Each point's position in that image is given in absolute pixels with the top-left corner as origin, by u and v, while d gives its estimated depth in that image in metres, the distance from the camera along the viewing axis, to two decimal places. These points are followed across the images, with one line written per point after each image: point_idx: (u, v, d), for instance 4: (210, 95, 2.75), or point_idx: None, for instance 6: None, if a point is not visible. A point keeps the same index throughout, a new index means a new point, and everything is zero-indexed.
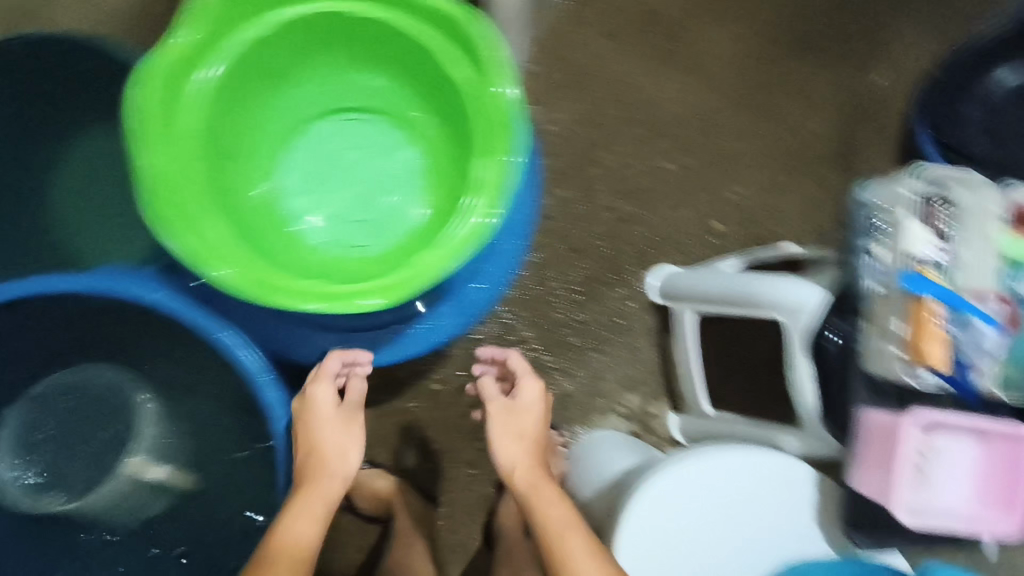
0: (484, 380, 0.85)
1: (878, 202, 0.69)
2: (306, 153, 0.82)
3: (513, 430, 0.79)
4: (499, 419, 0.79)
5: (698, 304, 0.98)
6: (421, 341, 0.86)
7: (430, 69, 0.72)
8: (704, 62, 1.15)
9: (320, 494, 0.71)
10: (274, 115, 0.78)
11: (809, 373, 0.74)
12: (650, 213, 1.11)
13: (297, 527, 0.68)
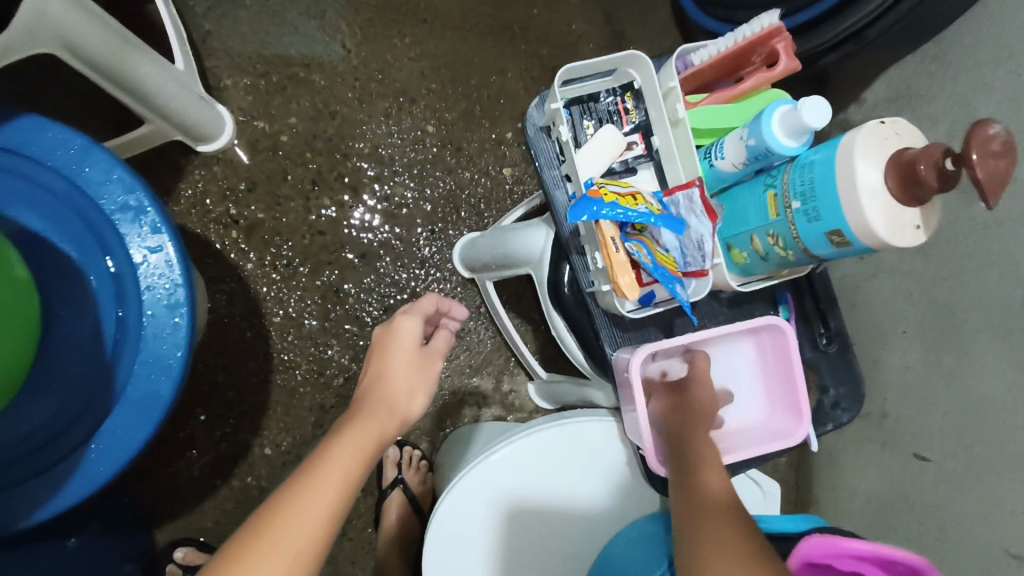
0: (404, 318, 0.64)
1: (543, 122, 0.60)
2: None
3: (425, 384, 0.62)
4: (400, 402, 0.59)
5: (486, 272, 0.89)
6: (84, 479, 0.59)
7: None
8: (432, 5, 1.02)
9: (338, 476, 0.50)
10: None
11: (563, 321, 0.66)
12: (428, 189, 1.01)
13: (347, 464, 0.51)
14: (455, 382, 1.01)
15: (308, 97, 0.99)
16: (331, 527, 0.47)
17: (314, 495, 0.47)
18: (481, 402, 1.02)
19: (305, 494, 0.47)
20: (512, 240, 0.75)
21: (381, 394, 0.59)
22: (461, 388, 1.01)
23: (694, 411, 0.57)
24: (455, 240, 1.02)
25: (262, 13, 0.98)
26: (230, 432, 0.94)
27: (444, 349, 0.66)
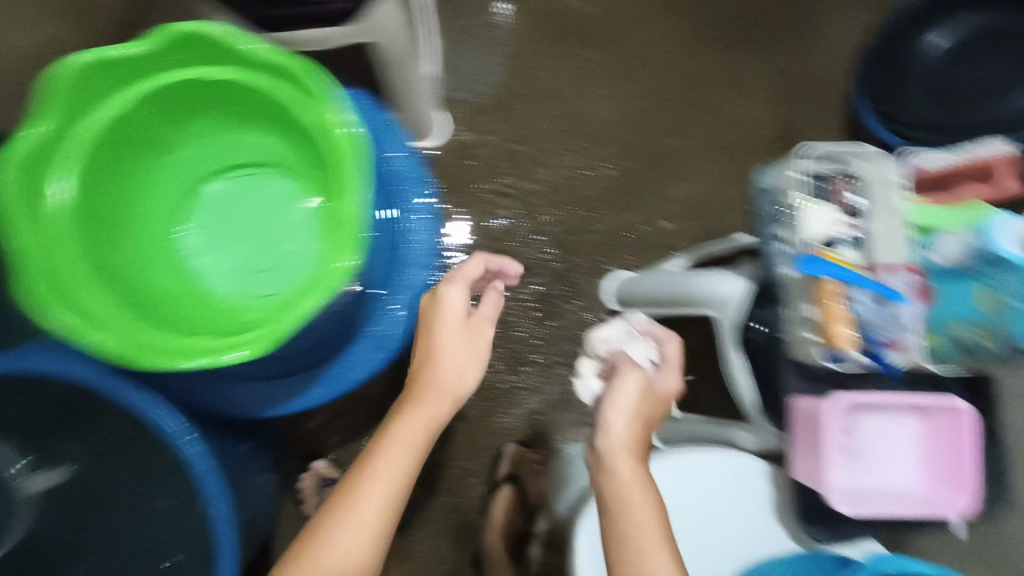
0: (444, 294, 0.71)
1: (772, 187, 0.70)
2: (202, 221, 0.69)
3: (478, 355, 0.71)
4: (438, 380, 0.68)
5: (646, 308, 0.98)
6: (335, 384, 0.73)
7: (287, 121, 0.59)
8: (633, 65, 1.15)
9: (388, 464, 0.62)
10: (144, 206, 0.64)
11: (740, 361, 0.73)
12: (594, 222, 1.12)
13: (375, 476, 0.61)
14: (579, 401, 1.09)
15: (513, 122, 1.12)
16: (390, 502, 0.60)
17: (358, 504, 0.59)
18: (598, 425, 1.09)
19: (359, 504, 0.59)
20: (698, 285, 0.83)
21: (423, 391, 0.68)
22: (586, 408, 1.09)
23: (614, 449, 0.67)
24: (607, 273, 1.11)
25: (493, 46, 1.13)
26: (379, 394, 1.04)
27: (491, 311, 0.74)
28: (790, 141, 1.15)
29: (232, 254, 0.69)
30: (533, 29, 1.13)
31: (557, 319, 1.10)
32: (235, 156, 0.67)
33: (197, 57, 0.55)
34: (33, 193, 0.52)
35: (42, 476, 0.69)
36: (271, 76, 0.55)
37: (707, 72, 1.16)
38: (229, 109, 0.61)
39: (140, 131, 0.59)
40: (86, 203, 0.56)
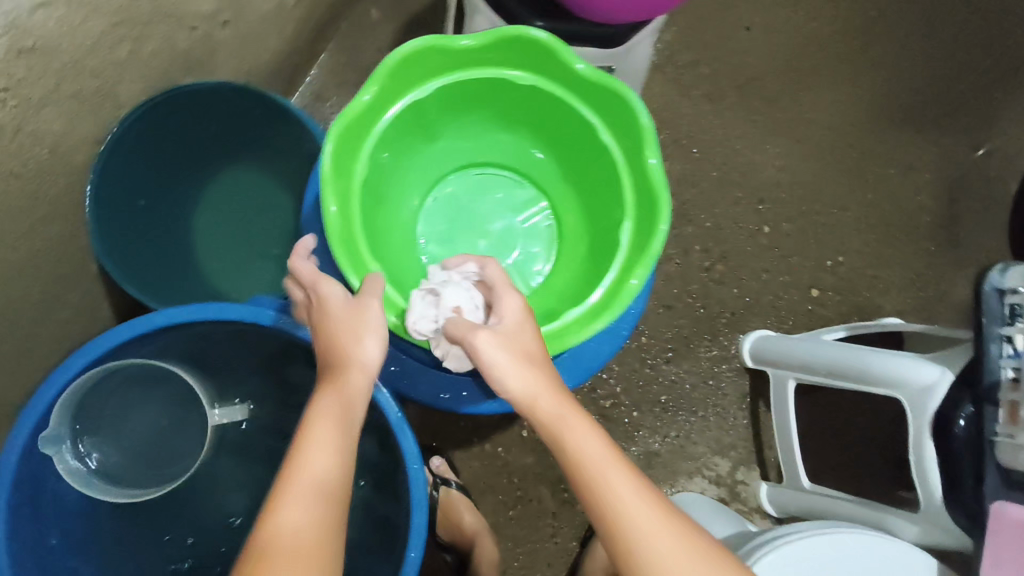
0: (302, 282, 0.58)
1: (1016, 287, 0.67)
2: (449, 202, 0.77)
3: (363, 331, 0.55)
4: (352, 351, 0.54)
5: (797, 372, 0.95)
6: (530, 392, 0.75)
7: (572, 120, 0.67)
8: (809, 131, 1.15)
9: (322, 424, 0.50)
10: (405, 176, 0.73)
11: (934, 453, 0.72)
12: (744, 276, 1.11)
13: (324, 454, 0.48)
14: (699, 451, 1.07)
15: (680, 162, 1.12)
16: (335, 477, 0.48)
17: (309, 497, 0.46)
18: (713, 479, 1.07)
19: (276, 511, 0.46)
20: (890, 362, 0.78)
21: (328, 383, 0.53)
22: (702, 458, 1.07)
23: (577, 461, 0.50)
24: (749, 328, 1.10)
25: (675, 83, 1.13)
26: None
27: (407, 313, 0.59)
28: (950, 234, 1.14)
29: (462, 241, 0.77)
30: (718, 75, 1.13)
31: (691, 364, 1.09)
32: (493, 149, 0.76)
33: (516, 57, 0.64)
34: (349, 149, 0.62)
35: (222, 411, 0.80)
36: (578, 83, 0.63)
37: (878, 149, 1.16)
38: (515, 103, 0.70)
39: (432, 109, 0.69)
40: (371, 170, 0.66)
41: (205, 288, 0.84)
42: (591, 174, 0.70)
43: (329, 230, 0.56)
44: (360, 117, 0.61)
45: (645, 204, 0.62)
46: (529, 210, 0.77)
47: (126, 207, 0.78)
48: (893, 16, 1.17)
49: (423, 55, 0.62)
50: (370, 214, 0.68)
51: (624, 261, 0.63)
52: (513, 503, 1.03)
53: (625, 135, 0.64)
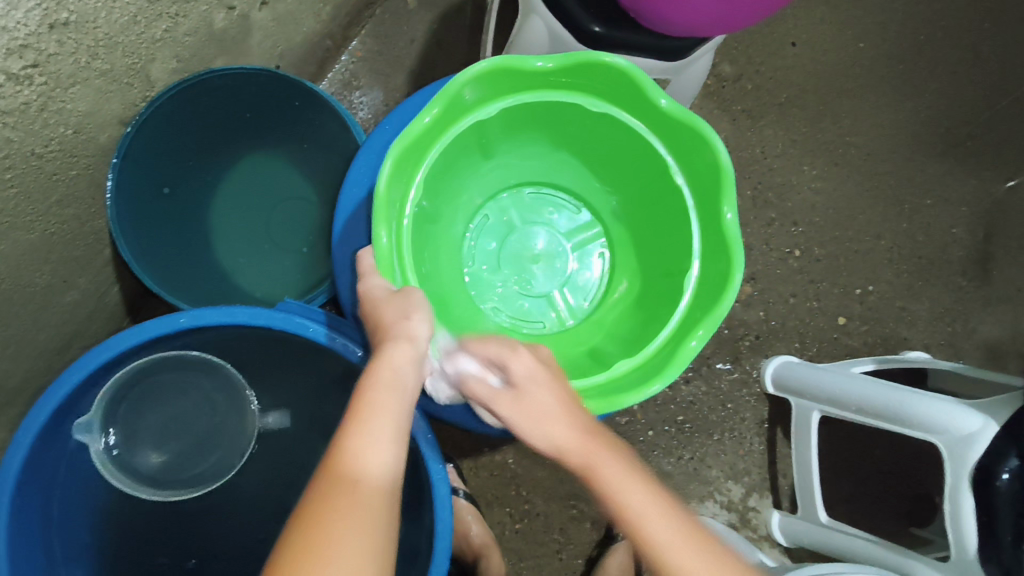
0: (364, 284, 0.61)
1: None
2: (494, 222, 0.82)
3: (411, 309, 0.58)
4: (399, 328, 0.56)
5: (825, 405, 0.92)
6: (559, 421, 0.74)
7: (643, 151, 0.71)
8: (847, 154, 1.12)
9: (377, 401, 0.51)
10: (462, 186, 0.78)
11: (973, 506, 0.70)
12: (772, 299, 1.08)
13: (378, 432, 0.49)
14: (713, 475, 1.05)
15: None
16: (386, 453, 0.49)
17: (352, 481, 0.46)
18: (725, 504, 1.05)
19: (330, 492, 0.45)
20: (939, 409, 0.75)
21: (375, 361, 0.55)
22: (716, 483, 1.05)
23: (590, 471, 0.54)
24: (772, 353, 1.07)
25: (715, 94, 1.09)
26: None
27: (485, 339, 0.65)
28: (983, 270, 1.11)
29: (514, 256, 0.82)
30: (760, 90, 1.10)
31: (711, 385, 1.06)
32: (556, 169, 0.80)
33: (594, 85, 0.68)
34: (409, 163, 0.66)
35: (270, 420, 0.78)
36: (658, 117, 0.67)
37: (917, 177, 1.12)
38: (586, 131, 0.74)
39: (507, 123, 0.73)
40: (431, 178, 0.71)
41: (224, 279, 0.80)
42: (652, 203, 0.75)
43: (379, 256, 0.62)
44: (429, 130, 0.65)
45: (713, 241, 0.66)
46: (582, 235, 0.82)
47: (147, 194, 0.75)
48: (942, 41, 1.13)
49: (503, 71, 0.65)
50: (421, 221, 0.72)
51: (693, 296, 0.68)
52: (520, 516, 1.00)
53: (698, 173, 0.68)
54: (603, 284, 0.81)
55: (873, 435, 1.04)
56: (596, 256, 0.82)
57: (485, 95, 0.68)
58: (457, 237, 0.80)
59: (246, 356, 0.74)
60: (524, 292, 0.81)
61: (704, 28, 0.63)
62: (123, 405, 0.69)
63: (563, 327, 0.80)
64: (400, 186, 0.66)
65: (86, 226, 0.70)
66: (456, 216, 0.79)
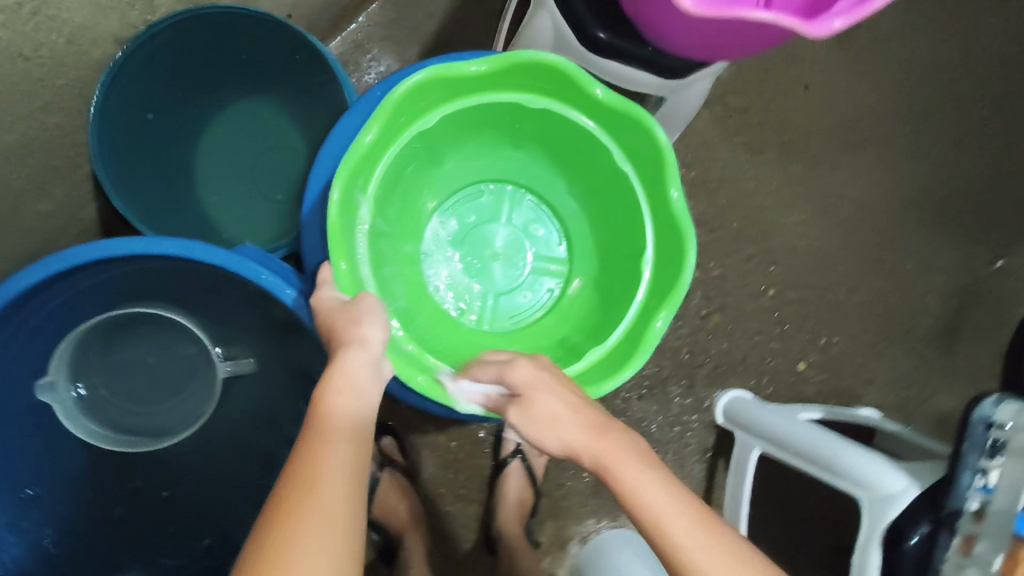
0: (316, 295, 0.61)
1: (1004, 422, 0.69)
2: (481, 200, 0.83)
3: (360, 316, 0.57)
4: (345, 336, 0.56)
5: (767, 445, 0.93)
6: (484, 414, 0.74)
7: (632, 219, 0.73)
8: (837, 205, 1.13)
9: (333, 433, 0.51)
10: (478, 152, 0.80)
11: (878, 563, 0.73)
12: (737, 333, 1.09)
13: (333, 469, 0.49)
14: None
15: (706, 205, 1.09)
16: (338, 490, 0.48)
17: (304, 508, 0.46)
18: None
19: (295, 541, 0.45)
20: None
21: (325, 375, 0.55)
22: None
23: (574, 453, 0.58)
24: (728, 385, 1.09)
25: (721, 123, 1.10)
26: None
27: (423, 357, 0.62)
28: (948, 342, 1.13)
29: (480, 240, 0.83)
30: (764, 127, 1.10)
31: (662, 406, 1.07)
32: (556, 189, 0.81)
33: (621, 131, 0.69)
34: (433, 95, 0.67)
35: (230, 366, 0.80)
36: (661, 205, 0.68)
37: (902, 240, 1.14)
38: (599, 174, 0.75)
39: (540, 123, 0.74)
40: (450, 121, 0.72)
41: (197, 216, 0.81)
42: (616, 274, 0.76)
43: (353, 150, 0.62)
44: (469, 80, 0.67)
45: (634, 340, 0.68)
46: (549, 273, 0.83)
47: (130, 119, 0.75)
48: (950, 111, 1.14)
49: (564, 79, 0.66)
50: (411, 158, 0.74)
51: (592, 364, 0.70)
52: (452, 499, 1.01)
53: (666, 249, 0.69)
54: (534, 316, 0.81)
55: (810, 482, 1.06)
56: (547, 289, 0.82)
57: (532, 86, 0.69)
58: (439, 192, 0.81)
59: (194, 294, 0.74)
60: (470, 273, 0.82)
61: (703, 52, 0.64)
62: (77, 362, 0.75)
63: (473, 321, 0.81)
64: (412, 113, 0.68)
65: (68, 137, 0.70)
66: (450, 167, 0.80)
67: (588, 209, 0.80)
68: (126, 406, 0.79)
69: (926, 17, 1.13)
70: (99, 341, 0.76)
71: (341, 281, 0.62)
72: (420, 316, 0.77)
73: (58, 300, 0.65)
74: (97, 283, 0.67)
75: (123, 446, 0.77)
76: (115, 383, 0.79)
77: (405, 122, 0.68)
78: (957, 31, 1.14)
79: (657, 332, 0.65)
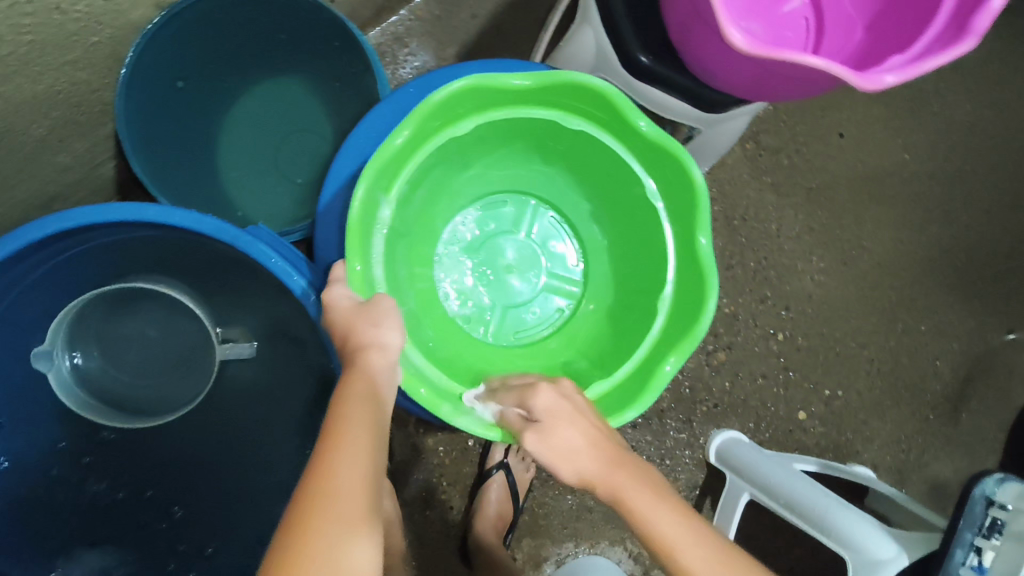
0: (328, 291, 0.60)
1: (1005, 503, 0.70)
2: (504, 210, 0.82)
3: (379, 317, 0.58)
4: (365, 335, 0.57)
5: (758, 491, 0.91)
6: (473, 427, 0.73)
7: (654, 256, 0.72)
8: (858, 257, 1.11)
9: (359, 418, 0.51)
10: (507, 163, 0.79)
11: None
12: (740, 374, 1.07)
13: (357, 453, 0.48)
14: None
15: (726, 240, 1.08)
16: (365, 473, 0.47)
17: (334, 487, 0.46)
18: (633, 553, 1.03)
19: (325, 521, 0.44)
20: (862, 535, 0.75)
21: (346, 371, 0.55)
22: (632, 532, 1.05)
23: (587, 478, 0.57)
24: (725, 425, 1.07)
25: (751, 160, 1.08)
26: None
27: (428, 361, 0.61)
28: (954, 410, 1.11)
29: (497, 251, 0.82)
30: (794, 169, 1.09)
31: (656, 437, 1.05)
32: (580, 211, 0.80)
33: (655, 163, 0.67)
34: (471, 102, 0.66)
35: (228, 346, 0.79)
36: (688, 249, 0.67)
37: (920, 301, 1.12)
38: (628, 205, 0.74)
39: (574, 145, 0.73)
40: (484, 129, 0.71)
41: (216, 186, 0.81)
42: (630, 306, 0.75)
43: (383, 148, 0.61)
44: (510, 92, 0.66)
45: (640, 377, 0.67)
46: (561, 294, 0.82)
47: (161, 85, 0.74)
48: (985, 178, 1.13)
49: (607, 104, 0.64)
50: (440, 161, 0.72)
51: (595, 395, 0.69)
52: (433, 504, 1.00)
53: (686, 290, 0.68)
54: (541, 335, 0.81)
55: (796, 534, 1.04)
56: (557, 308, 0.82)
57: (570, 105, 0.68)
58: (462, 198, 0.80)
59: (200, 269, 0.73)
60: (482, 283, 0.81)
61: (745, 91, 0.63)
62: (77, 331, 0.75)
63: (478, 331, 0.80)
64: (448, 118, 0.67)
65: (96, 94, 0.70)
66: (476, 174, 0.78)
67: (609, 235, 0.79)
68: (123, 378, 0.79)
69: (972, 81, 1.12)
70: (101, 314, 0.77)
71: (352, 278, 0.61)
72: (425, 318, 0.75)
73: (62, 257, 0.64)
74: (104, 245, 0.66)
75: (120, 421, 0.76)
76: (114, 354, 0.79)
77: (441, 126, 0.67)
78: (1002, 98, 1.12)
79: (666, 373, 0.64)
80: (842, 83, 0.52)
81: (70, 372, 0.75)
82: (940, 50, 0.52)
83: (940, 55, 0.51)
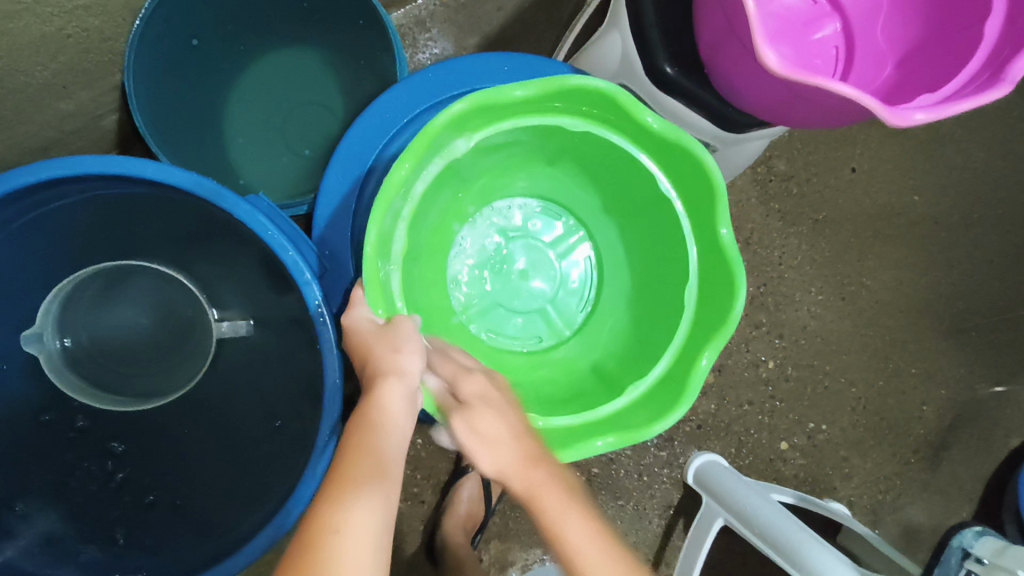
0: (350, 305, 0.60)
1: (979, 555, 0.70)
2: (553, 213, 0.81)
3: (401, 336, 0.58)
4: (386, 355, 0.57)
5: (732, 517, 0.91)
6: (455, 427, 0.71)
7: (656, 349, 0.70)
8: (857, 293, 1.11)
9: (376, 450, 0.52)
10: (582, 182, 0.77)
11: None
12: (727, 398, 1.07)
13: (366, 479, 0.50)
14: None
15: None
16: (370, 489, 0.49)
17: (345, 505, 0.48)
18: None
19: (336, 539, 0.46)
20: (832, 569, 0.74)
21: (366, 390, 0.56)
22: None
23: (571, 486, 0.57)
24: (706, 447, 1.06)
25: (761, 185, 1.07)
26: None
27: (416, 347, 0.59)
28: (935, 456, 1.10)
29: (536, 258, 0.81)
30: (803, 199, 1.08)
31: (636, 452, 1.04)
32: (616, 270, 0.79)
33: (703, 232, 0.65)
34: (596, 106, 0.64)
35: (226, 328, 0.78)
36: (686, 363, 0.66)
37: (913, 344, 1.11)
38: (662, 288, 0.72)
39: (643, 198, 0.71)
40: (582, 141, 0.69)
41: (221, 153, 0.79)
42: (613, 374, 0.73)
43: (493, 92, 0.60)
44: (634, 124, 0.64)
45: (585, 425, 0.66)
46: (551, 329, 0.80)
47: (175, 43, 0.73)
48: (991, 228, 1.12)
49: (695, 169, 0.63)
50: (527, 142, 0.71)
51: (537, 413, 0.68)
52: (405, 496, 0.98)
53: (662, 388, 0.66)
54: (509, 347, 0.79)
55: (764, 563, 1.03)
56: (538, 335, 0.80)
57: (660, 151, 0.65)
58: (519, 180, 0.78)
59: (195, 238, 0.71)
60: (490, 270, 0.80)
61: (766, 113, 0.62)
62: (69, 317, 0.74)
63: (457, 301, 0.78)
64: (570, 104, 0.65)
65: (106, 43, 0.70)
66: (532, 170, 0.77)
67: (627, 302, 0.77)
68: (118, 367, 0.78)
69: (989, 130, 1.11)
70: (89, 304, 0.75)
71: (395, 173, 0.59)
72: (422, 261, 0.74)
73: (53, 208, 0.63)
74: (96, 200, 0.64)
75: (154, 403, 0.77)
76: (108, 344, 0.77)
77: (559, 110, 0.66)
78: (1016, 151, 1.12)
79: (598, 448, 0.63)
80: (870, 115, 0.51)
81: (61, 357, 0.74)
82: (973, 95, 0.51)
83: (971, 99, 0.50)
